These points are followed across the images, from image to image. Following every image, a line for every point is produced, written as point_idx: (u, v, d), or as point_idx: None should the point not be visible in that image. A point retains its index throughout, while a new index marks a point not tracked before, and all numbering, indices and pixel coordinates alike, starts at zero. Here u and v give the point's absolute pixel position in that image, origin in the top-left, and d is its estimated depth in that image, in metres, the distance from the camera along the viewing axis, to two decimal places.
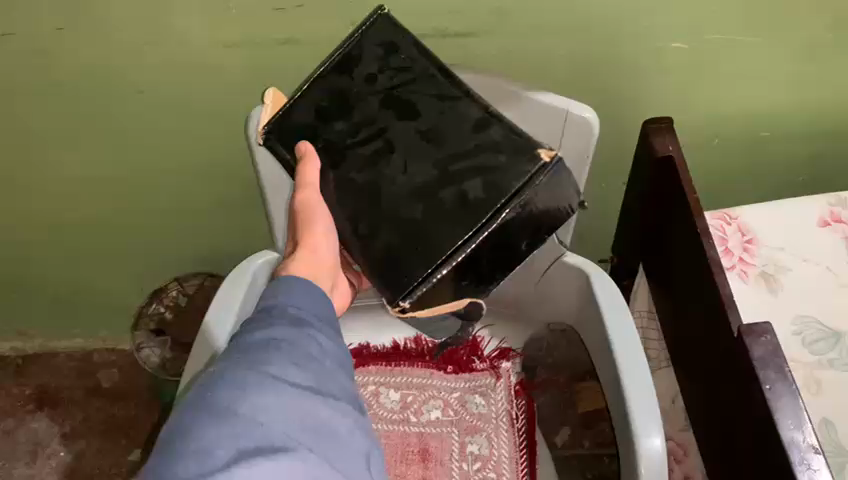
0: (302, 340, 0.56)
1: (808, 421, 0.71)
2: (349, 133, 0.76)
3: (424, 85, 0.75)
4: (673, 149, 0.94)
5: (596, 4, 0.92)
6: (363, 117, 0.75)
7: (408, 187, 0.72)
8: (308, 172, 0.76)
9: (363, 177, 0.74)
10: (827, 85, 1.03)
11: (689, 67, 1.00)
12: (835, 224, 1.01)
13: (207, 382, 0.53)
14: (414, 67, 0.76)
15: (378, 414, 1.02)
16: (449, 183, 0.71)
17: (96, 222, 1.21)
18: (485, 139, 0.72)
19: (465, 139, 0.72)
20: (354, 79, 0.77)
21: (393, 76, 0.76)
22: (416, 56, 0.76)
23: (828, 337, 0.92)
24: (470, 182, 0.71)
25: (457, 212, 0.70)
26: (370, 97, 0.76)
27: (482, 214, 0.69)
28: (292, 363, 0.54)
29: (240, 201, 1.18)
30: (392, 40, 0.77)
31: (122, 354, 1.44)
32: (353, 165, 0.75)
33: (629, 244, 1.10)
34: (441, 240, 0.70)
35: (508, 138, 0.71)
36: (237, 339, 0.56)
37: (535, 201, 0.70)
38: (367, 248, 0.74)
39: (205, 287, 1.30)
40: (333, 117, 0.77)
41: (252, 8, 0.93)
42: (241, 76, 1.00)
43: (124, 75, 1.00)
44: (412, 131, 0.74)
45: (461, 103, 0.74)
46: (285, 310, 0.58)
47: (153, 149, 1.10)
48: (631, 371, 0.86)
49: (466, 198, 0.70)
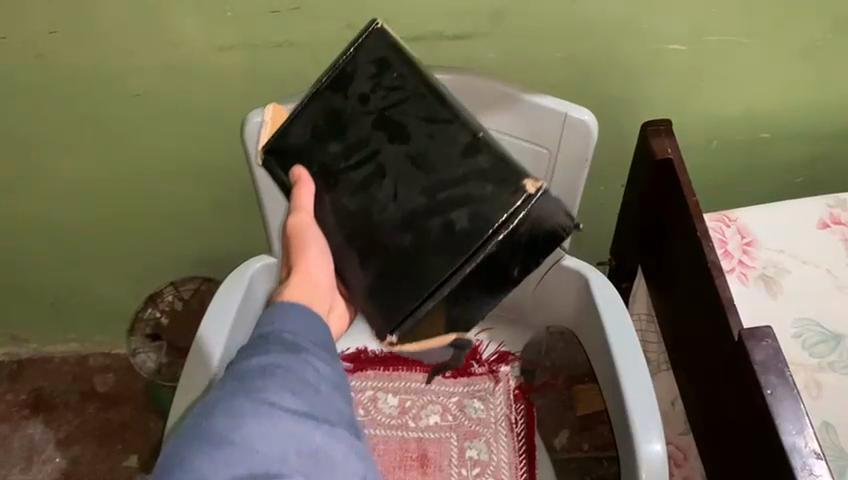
0: (298, 366, 0.56)
1: (810, 426, 0.71)
2: (342, 156, 0.74)
3: (416, 105, 0.73)
4: (671, 151, 0.93)
5: (594, 6, 0.92)
6: (356, 139, 0.74)
7: (397, 216, 0.71)
8: (302, 195, 0.75)
9: (355, 204, 0.73)
10: (827, 86, 1.03)
11: (689, 69, 1.00)
12: (834, 226, 1.00)
13: (206, 406, 0.55)
14: (406, 86, 0.74)
15: (376, 419, 1.01)
16: (436, 211, 0.69)
17: (91, 227, 1.20)
18: (473, 167, 0.69)
19: (454, 166, 0.70)
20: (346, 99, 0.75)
21: (386, 94, 0.74)
22: (409, 75, 0.74)
23: (828, 340, 0.91)
24: (456, 212, 0.69)
25: (445, 243, 0.68)
26: (362, 117, 0.74)
27: (468, 246, 0.67)
28: (288, 389, 0.55)
29: (236, 205, 1.17)
30: (384, 57, 0.75)
31: (117, 358, 1.43)
32: (346, 189, 0.73)
33: (628, 247, 1.10)
34: (429, 270, 0.69)
35: (496, 166, 0.69)
36: (234, 364, 0.58)
37: (525, 232, 0.68)
38: (359, 275, 0.73)
39: (201, 291, 1.29)
40: (327, 139, 0.75)
41: (247, 11, 0.92)
42: (237, 79, 0.99)
43: (119, 79, 0.99)
44: (402, 156, 0.72)
45: (453, 125, 0.72)
46: (280, 334, 0.59)
47: (149, 152, 1.09)
48: (630, 376, 0.85)
49: (453, 228, 0.68)
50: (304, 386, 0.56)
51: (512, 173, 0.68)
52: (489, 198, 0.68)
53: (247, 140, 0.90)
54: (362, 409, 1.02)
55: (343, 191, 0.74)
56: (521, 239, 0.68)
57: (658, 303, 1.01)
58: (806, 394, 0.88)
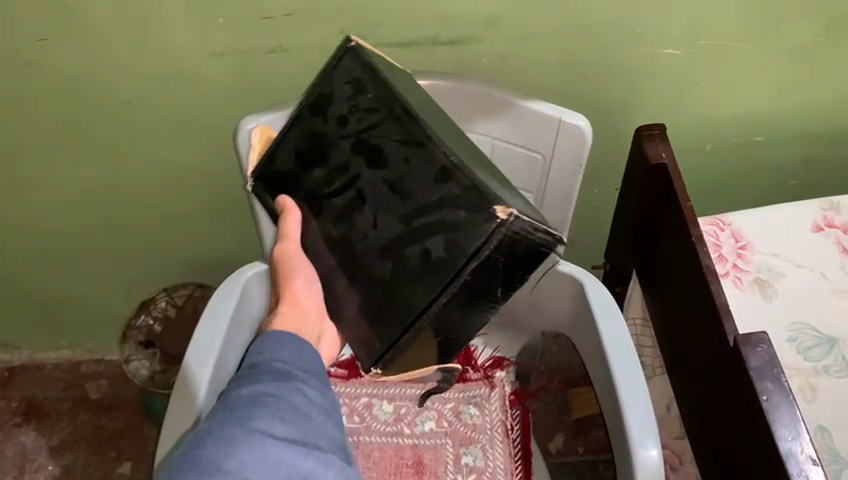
0: (287, 393, 0.62)
1: (806, 432, 0.71)
2: (325, 181, 0.75)
3: (391, 126, 0.71)
4: (666, 156, 0.93)
5: (587, 10, 0.92)
6: (337, 163, 0.73)
7: (377, 243, 0.70)
8: (289, 225, 0.77)
9: (339, 230, 0.74)
10: (820, 89, 1.03)
11: (682, 73, 1.00)
12: (827, 230, 1.01)
13: (200, 436, 0.59)
14: (382, 106, 0.72)
15: (371, 426, 1.01)
16: (412, 238, 0.68)
17: (83, 233, 1.20)
18: (446, 193, 0.66)
19: (428, 192, 0.67)
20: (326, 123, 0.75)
21: (361, 116, 0.73)
22: (384, 94, 0.72)
23: (823, 343, 0.92)
24: (432, 239, 0.67)
25: (422, 272, 0.67)
26: (342, 141, 0.73)
27: (445, 274, 0.66)
28: (278, 417, 0.60)
29: (229, 211, 1.16)
30: (360, 77, 0.74)
31: (110, 364, 1.43)
32: (331, 218, 0.74)
33: (621, 252, 1.10)
34: (410, 298, 0.69)
35: (467, 191, 0.65)
36: (228, 394, 0.63)
37: (499, 257, 0.65)
38: (344, 303, 0.75)
39: (194, 298, 1.29)
40: (311, 165, 0.76)
41: (239, 17, 0.91)
42: (230, 85, 0.99)
43: (110, 86, 0.99)
44: (380, 182, 0.70)
45: (426, 147, 0.69)
46: (271, 365, 0.65)
47: (141, 159, 1.08)
48: (626, 380, 0.85)
49: (429, 257, 0.67)
50: (293, 413, 0.61)
51: (482, 198, 0.65)
52: (459, 225, 0.65)
53: (240, 147, 0.89)
54: (357, 416, 1.01)
55: (329, 218, 0.75)
56: (494, 263, 0.66)
57: (653, 308, 1.01)
58: (801, 398, 0.88)
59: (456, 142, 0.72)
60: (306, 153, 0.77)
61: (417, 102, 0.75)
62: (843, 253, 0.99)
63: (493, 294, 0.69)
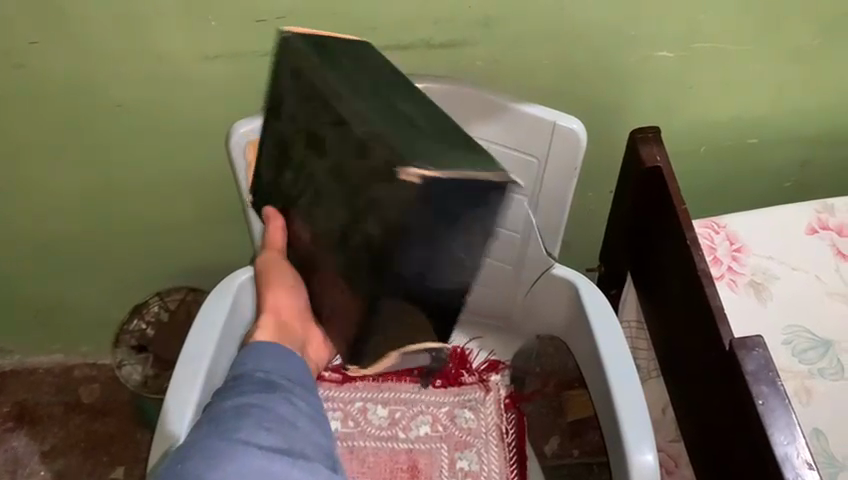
0: (271, 403, 0.63)
1: (801, 436, 0.70)
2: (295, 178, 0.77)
3: (324, 111, 0.72)
4: (660, 159, 0.93)
5: (582, 13, 0.91)
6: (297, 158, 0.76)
7: (336, 231, 0.73)
8: (273, 235, 0.83)
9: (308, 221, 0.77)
10: (815, 91, 1.03)
11: (677, 75, 0.99)
12: (822, 232, 1.01)
13: (187, 449, 0.60)
14: (317, 91, 0.73)
15: (366, 431, 1.00)
16: (360, 222, 0.69)
17: (74, 237, 1.19)
18: (370, 170, 0.67)
19: (358, 172, 0.68)
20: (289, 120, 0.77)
21: (308, 104, 0.74)
22: (317, 79, 0.73)
23: (818, 346, 0.92)
24: (371, 221, 0.68)
25: (374, 253, 0.70)
26: (296, 136, 0.76)
27: (391, 252, 0.68)
28: (263, 427, 0.61)
29: (222, 214, 1.16)
30: (302, 66, 0.75)
31: (103, 369, 1.42)
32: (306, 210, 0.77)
33: (615, 256, 1.10)
34: (372, 277, 0.71)
35: (384, 163, 0.66)
36: (214, 407, 0.64)
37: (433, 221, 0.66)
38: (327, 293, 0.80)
39: (187, 302, 1.28)
40: (282, 167, 0.80)
41: (232, 20, 0.91)
42: (223, 89, 0.98)
43: (103, 89, 0.98)
44: (326, 170, 0.72)
45: (355, 123, 0.69)
46: (254, 376, 0.67)
47: (133, 162, 1.07)
48: (621, 385, 0.85)
49: (374, 237, 0.69)
50: (278, 423, 0.62)
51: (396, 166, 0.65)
52: (386, 199, 0.66)
53: (233, 150, 0.89)
54: (351, 421, 1.01)
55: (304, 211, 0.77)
56: (434, 222, 0.66)
57: (647, 308, 1.01)
58: (796, 401, 0.87)
59: (397, 106, 0.72)
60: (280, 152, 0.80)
61: (360, 76, 0.74)
62: (837, 255, 0.99)
63: (456, 255, 0.70)
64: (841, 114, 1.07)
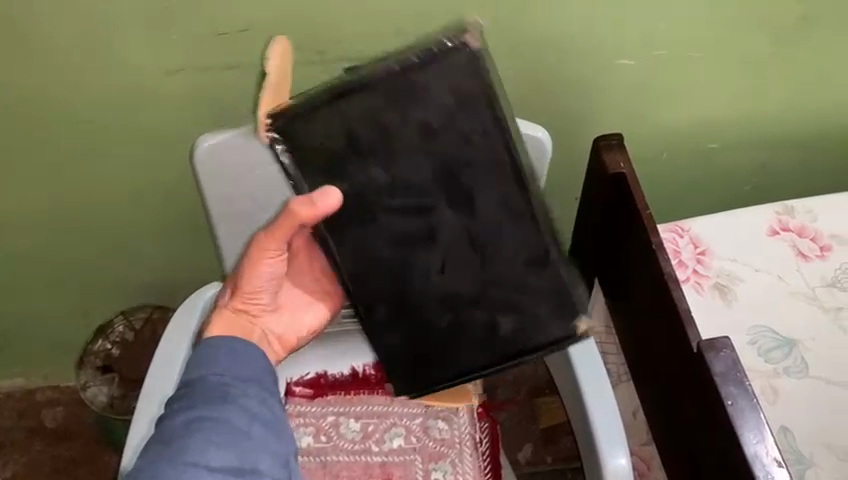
0: (223, 413, 0.65)
1: (770, 435, 0.72)
2: (392, 184, 0.74)
3: (462, 172, 0.72)
4: (624, 165, 0.94)
5: (545, 22, 0.92)
6: (408, 180, 0.73)
7: (441, 290, 0.81)
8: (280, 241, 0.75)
9: (395, 255, 0.79)
10: (773, 97, 1.05)
11: (639, 83, 1.01)
12: (783, 233, 1.02)
13: (142, 470, 0.63)
14: (446, 143, 0.71)
15: (339, 445, 1.00)
16: (485, 306, 0.81)
17: (34, 256, 1.16)
18: (533, 283, 0.77)
19: (517, 272, 0.77)
20: (382, 130, 0.71)
21: (455, 137, 0.70)
22: (445, 124, 0.70)
23: (782, 345, 0.93)
24: (503, 317, 0.81)
25: (484, 336, 0.83)
26: (414, 158, 0.72)
27: (493, 346, 0.84)
28: (215, 441, 0.64)
29: (187, 229, 1.14)
30: (474, 95, 0.68)
31: (66, 391, 1.38)
32: (391, 204, 0.75)
33: (582, 263, 1.12)
34: (462, 358, 0.86)
35: (544, 286, 0.77)
36: (165, 422, 0.66)
37: (533, 342, 0.81)
38: (395, 339, 0.88)
39: (153, 320, 1.26)
40: (366, 164, 0.73)
41: (192, 35, 0.90)
42: (184, 103, 0.97)
43: (63, 105, 0.96)
44: (463, 233, 0.76)
45: (507, 206, 0.73)
46: (208, 380, 0.67)
47: (95, 178, 1.06)
48: (593, 388, 0.85)
49: (497, 329, 0.82)
50: (229, 435, 0.64)
51: (540, 290, 0.78)
52: (519, 302, 0.79)
53: (197, 165, 0.89)
54: (323, 435, 1.00)
55: (386, 209, 0.76)
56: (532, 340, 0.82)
57: (614, 311, 1.02)
58: (763, 400, 0.89)
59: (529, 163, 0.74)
60: (350, 150, 0.72)
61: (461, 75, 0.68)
62: (798, 256, 1.01)
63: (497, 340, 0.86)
64: (800, 117, 1.09)
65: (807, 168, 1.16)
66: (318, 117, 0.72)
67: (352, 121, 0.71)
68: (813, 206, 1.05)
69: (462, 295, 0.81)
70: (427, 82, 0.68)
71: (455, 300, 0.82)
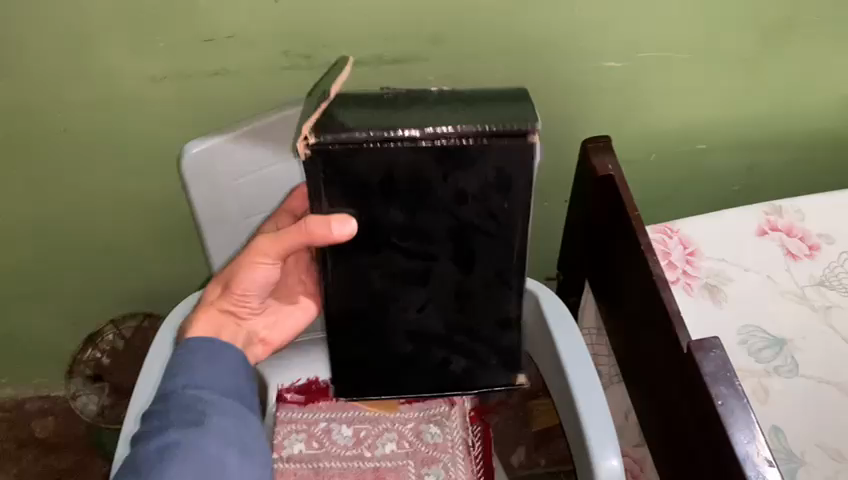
0: (195, 437, 0.66)
1: (761, 434, 0.72)
2: (405, 230, 0.70)
3: (478, 238, 0.72)
4: (612, 167, 0.94)
5: (531, 25, 0.93)
6: (422, 226, 0.70)
7: (408, 327, 0.80)
8: (276, 247, 0.72)
9: (383, 284, 0.75)
10: (759, 98, 1.06)
11: (626, 85, 1.01)
12: (771, 233, 1.03)
13: None
14: (475, 210, 0.69)
15: (331, 452, 0.99)
16: (443, 344, 0.81)
17: (22, 265, 1.15)
18: (494, 337, 0.81)
19: (485, 324, 0.80)
20: (419, 184, 0.67)
21: (482, 210, 0.69)
22: (481, 194, 0.68)
23: (772, 345, 0.93)
24: (456, 357, 0.83)
25: (434, 368, 0.84)
26: (440, 215, 0.69)
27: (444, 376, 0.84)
28: (187, 467, 0.64)
29: (176, 237, 1.14)
30: (516, 177, 0.67)
31: (56, 401, 1.37)
32: (398, 247, 0.72)
33: (572, 266, 1.12)
34: (408, 382, 0.85)
35: (501, 346, 0.82)
36: (137, 448, 0.67)
37: (475, 384, 0.86)
38: (341, 356, 0.83)
39: (143, 329, 1.25)
40: (391, 206, 0.68)
41: (179, 41, 0.90)
42: (171, 110, 0.97)
43: (48, 113, 0.96)
44: (452, 284, 0.76)
45: (499, 278, 0.76)
46: (184, 395, 0.69)
47: (82, 186, 1.05)
48: (582, 387, 0.86)
49: (448, 364, 0.83)
50: (201, 460, 0.65)
51: (497, 344, 0.82)
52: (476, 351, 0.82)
53: (186, 174, 0.88)
54: (315, 442, 1.00)
55: (392, 248, 0.72)
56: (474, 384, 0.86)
57: (604, 313, 1.02)
58: (754, 400, 0.89)
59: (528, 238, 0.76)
60: (379, 191, 0.67)
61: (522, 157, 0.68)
62: (787, 256, 1.01)
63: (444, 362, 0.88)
64: (786, 118, 1.09)
65: (794, 168, 1.17)
66: (362, 155, 0.64)
67: (400, 165, 0.65)
68: (801, 206, 1.05)
69: (430, 331, 0.80)
70: (482, 156, 0.66)
71: (418, 333, 0.80)
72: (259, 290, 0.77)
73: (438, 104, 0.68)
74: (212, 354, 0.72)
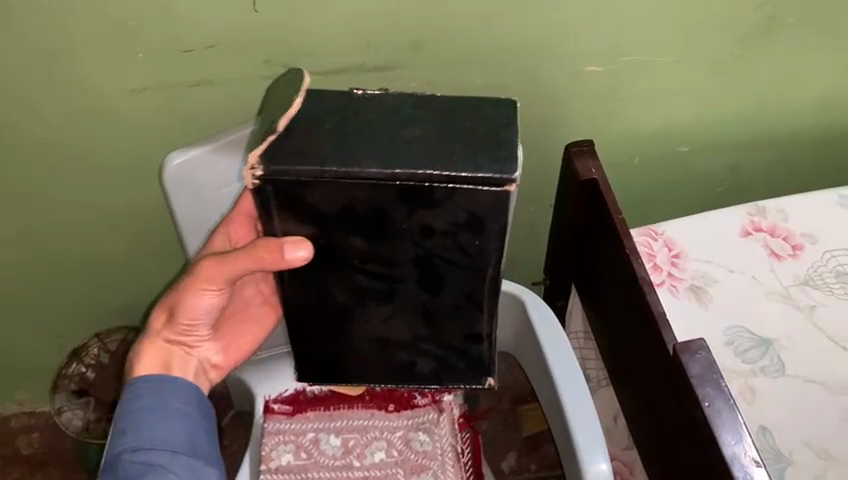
0: None
1: (747, 435, 0.72)
2: (368, 254, 0.69)
3: (447, 264, 0.70)
4: (595, 171, 0.94)
5: (511, 31, 0.93)
6: (384, 253, 0.69)
7: (372, 334, 0.78)
8: (218, 274, 0.72)
9: (346, 298, 0.74)
10: (740, 100, 1.07)
11: (606, 90, 1.02)
12: (756, 234, 1.03)
13: None
14: (443, 242, 0.68)
15: (319, 462, 0.98)
16: (411, 349, 0.80)
17: (5, 280, 1.15)
18: (465, 347, 0.79)
19: (453, 338, 0.78)
20: (382, 215, 0.65)
21: (451, 243, 0.68)
22: (450, 229, 0.66)
23: (759, 345, 0.94)
24: (423, 361, 0.81)
25: (401, 371, 0.83)
26: (405, 243, 0.68)
27: (412, 376, 0.84)
28: None
29: (160, 249, 1.13)
30: (485, 218, 0.65)
31: (41, 416, 1.36)
32: (362, 269, 0.71)
33: (557, 270, 1.12)
34: (374, 378, 0.84)
35: (473, 357, 0.81)
36: None
37: (445, 381, 0.84)
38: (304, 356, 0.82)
39: (127, 342, 1.23)
40: (353, 231, 0.67)
41: (158, 53, 0.90)
42: (152, 122, 0.96)
43: (26, 127, 0.96)
44: (420, 303, 0.74)
45: (469, 301, 0.74)
46: (131, 463, 0.68)
47: (64, 200, 1.05)
48: (568, 392, 0.86)
49: (415, 366, 0.82)
50: None
51: (469, 353, 0.80)
52: (443, 358, 0.81)
53: (167, 184, 0.88)
54: (304, 452, 0.99)
55: (355, 269, 0.70)
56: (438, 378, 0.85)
57: (590, 317, 1.02)
58: (741, 400, 0.89)
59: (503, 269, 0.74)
60: (338, 218, 0.66)
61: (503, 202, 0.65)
62: (771, 256, 1.02)
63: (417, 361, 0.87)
64: (767, 119, 1.10)
65: (777, 168, 1.18)
66: (325, 187, 0.63)
67: (361, 197, 0.64)
68: (784, 206, 1.06)
69: (398, 341, 0.79)
70: (451, 198, 0.63)
71: (385, 342, 0.79)
72: (204, 315, 0.76)
73: (417, 139, 0.65)
74: (154, 407, 0.71)
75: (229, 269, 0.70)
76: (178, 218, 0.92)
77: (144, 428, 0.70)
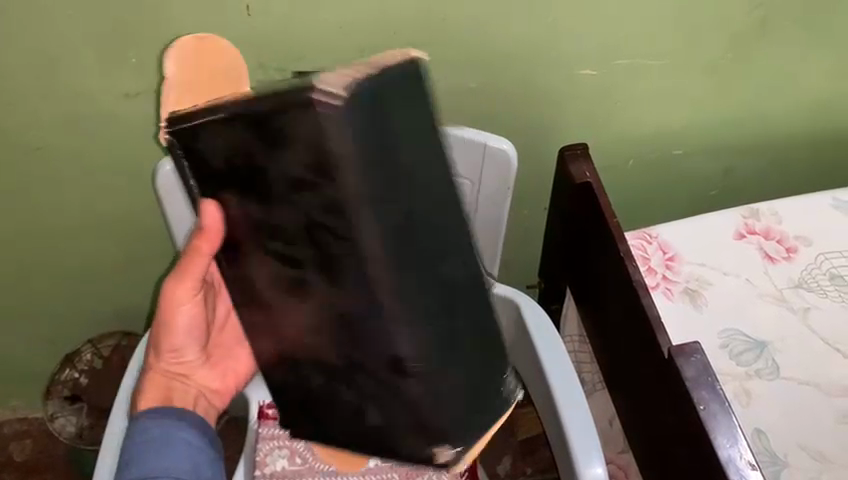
0: None
1: (743, 438, 0.72)
2: (265, 226, 0.58)
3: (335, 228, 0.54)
4: (589, 175, 0.95)
5: (506, 34, 0.93)
6: (278, 226, 0.57)
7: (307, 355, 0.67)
8: (180, 286, 0.75)
9: (271, 296, 0.65)
10: (734, 103, 1.07)
11: (601, 93, 1.02)
12: (749, 237, 1.03)
13: None
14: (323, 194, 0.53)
15: (314, 467, 0.99)
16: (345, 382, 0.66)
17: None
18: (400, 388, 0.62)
19: (381, 363, 0.61)
20: (254, 168, 0.55)
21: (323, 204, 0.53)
22: (316, 180, 0.52)
23: (754, 348, 0.94)
24: (369, 409, 0.66)
25: (352, 417, 0.68)
26: (287, 207, 0.55)
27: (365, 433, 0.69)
28: None
29: (153, 254, 1.13)
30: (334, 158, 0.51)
31: (34, 423, 1.35)
32: (268, 249, 0.60)
33: (552, 273, 1.12)
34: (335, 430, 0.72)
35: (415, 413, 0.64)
36: None
37: (395, 449, 0.68)
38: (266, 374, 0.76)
39: (121, 348, 1.22)
40: (243, 195, 0.58)
41: (152, 58, 0.89)
42: (146, 126, 0.96)
43: (19, 132, 0.95)
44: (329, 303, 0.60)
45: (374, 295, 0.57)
46: None
47: (57, 204, 1.04)
48: (564, 395, 0.86)
49: (362, 414, 0.67)
50: None
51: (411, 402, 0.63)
52: (377, 393, 0.64)
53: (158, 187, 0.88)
54: (298, 458, 0.99)
55: (263, 249, 0.61)
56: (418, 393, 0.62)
57: (585, 321, 1.02)
58: (736, 403, 0.89)
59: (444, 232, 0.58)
60: (229, 182, 0.58)
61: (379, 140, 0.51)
62: (765, 259, 1.02)
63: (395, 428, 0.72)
64: (761, 121, 1.11)
65: (770, 171, 1.18)
66: (207, 140, 0.57)
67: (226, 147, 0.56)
68: (778, 208, 1.06)
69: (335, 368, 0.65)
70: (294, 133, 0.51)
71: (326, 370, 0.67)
72: (185, 336, 0.79)
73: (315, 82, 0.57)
74: (161, 439, 0.70)
75: (189, 280, 0.74)
76: (172, 224, 0.93)
77: (150, 457, 0.68)
